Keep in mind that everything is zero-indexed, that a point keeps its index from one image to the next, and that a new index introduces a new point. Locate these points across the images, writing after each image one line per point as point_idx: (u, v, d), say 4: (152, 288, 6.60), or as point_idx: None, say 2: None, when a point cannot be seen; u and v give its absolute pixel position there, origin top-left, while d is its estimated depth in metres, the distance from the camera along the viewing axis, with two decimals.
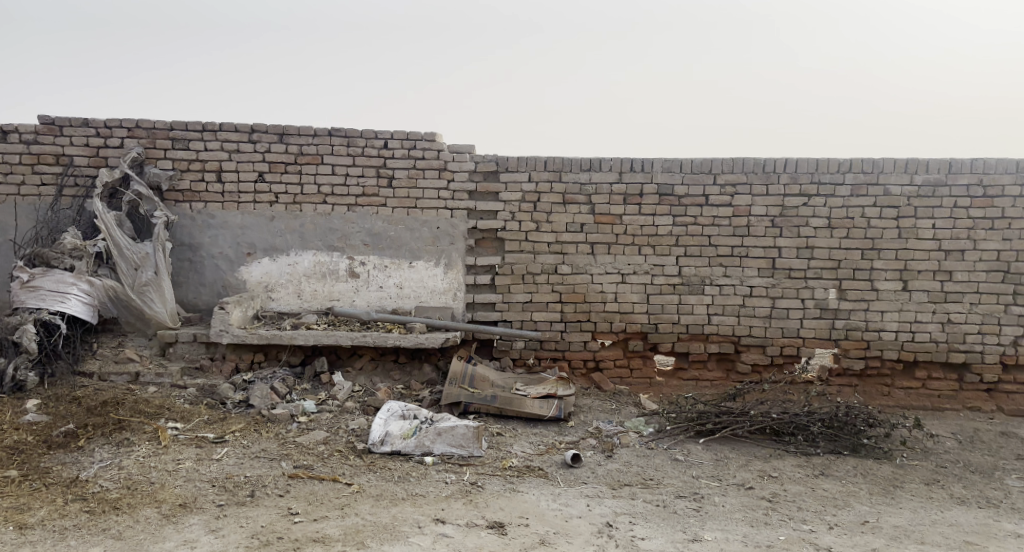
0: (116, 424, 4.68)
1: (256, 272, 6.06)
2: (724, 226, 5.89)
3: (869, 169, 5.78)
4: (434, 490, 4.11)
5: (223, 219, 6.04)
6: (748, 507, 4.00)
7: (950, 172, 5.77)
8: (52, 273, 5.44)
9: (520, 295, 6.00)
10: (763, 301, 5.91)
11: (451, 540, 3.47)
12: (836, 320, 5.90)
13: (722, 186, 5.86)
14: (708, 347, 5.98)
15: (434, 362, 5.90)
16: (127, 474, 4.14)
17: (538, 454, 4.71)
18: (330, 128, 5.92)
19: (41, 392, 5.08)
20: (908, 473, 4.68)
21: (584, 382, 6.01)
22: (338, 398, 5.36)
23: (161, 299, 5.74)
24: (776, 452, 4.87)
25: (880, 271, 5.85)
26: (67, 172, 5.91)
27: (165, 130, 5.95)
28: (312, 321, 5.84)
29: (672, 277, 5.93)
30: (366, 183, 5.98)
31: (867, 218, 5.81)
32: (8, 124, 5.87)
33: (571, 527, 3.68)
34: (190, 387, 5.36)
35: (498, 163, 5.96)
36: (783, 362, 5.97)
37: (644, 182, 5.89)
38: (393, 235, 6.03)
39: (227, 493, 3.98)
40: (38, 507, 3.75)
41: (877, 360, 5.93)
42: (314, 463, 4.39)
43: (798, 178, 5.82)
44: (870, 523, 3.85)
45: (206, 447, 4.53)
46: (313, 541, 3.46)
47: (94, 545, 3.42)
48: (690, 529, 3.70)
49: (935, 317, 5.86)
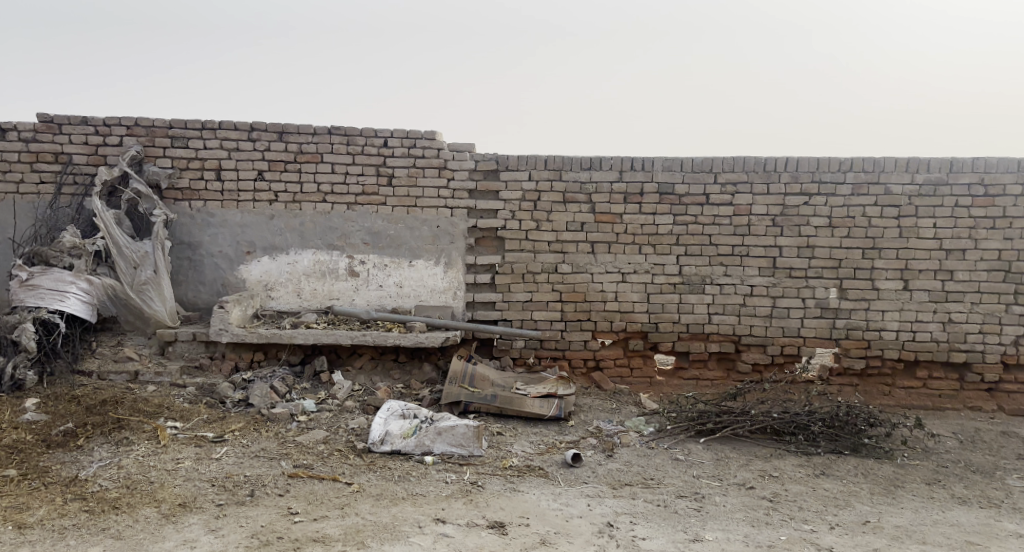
0: (115, 423, 4.67)
1: (256, 271, 6.05)
2: (724, 225, 5.88)
3: (870, 168, 5.77)
4: (434, 489, 4.10)
5: (222, 218, 6.02)
6: (749, 507, 3.99)
7: (951, 171, 5.76)
8: (51, 271, 5.42)
9: (521, 294, 5.99)
10: (763, 300, 5.90)
11: (451, 540, 3.46)
12: (836, 319, 5.89)
13: (722, 185, 5.85)
14: (708, 346, 5.97)
15: (433, 361, 5.89)
16: (127, 473, 4.13)
17: (538, 454, 4.70)
18: (330, 126, 5.91)
19: (40, 391, 5.06)
20: (909, 473, 4.67)
21: (583, 381, 6.00)
22: (338, 397, 5.34)
23: (160, 298, 5.73)
24: (777, 451, 4.87)
25: (881, 270, 5.84)
26: (66, 171, 5.89)
27: (164, 128, 5.93)
28: (312, 320, 5.83)
29: (673, 276, 5.92)
30: (365, 181, 5.97)
31: (867, 217, 5.81)
32: (7, 122, 5.85)
33: (572, 527, 3.67)
34: (189, 386, 5.35)
35: (498, 161, 5.95)
36: (784, 361, 5.97)
37: (644, 181, 5.88)
38: (393, 234, 6.02)
39: (227, 493, 3.97)
40: (37, 506, 3.74)
41: (878, 360, 5.93)
42: (314, 463, 4.38)
43: (799, 177, 5.81)
44: (872, 523, 3.84)
45: (205, 447, 4.52)
46: (313, 541, 3.45)
47: (93, 544, 3.41)
48: (690, 529, 3.69)
49: (936, 316, 5.85)
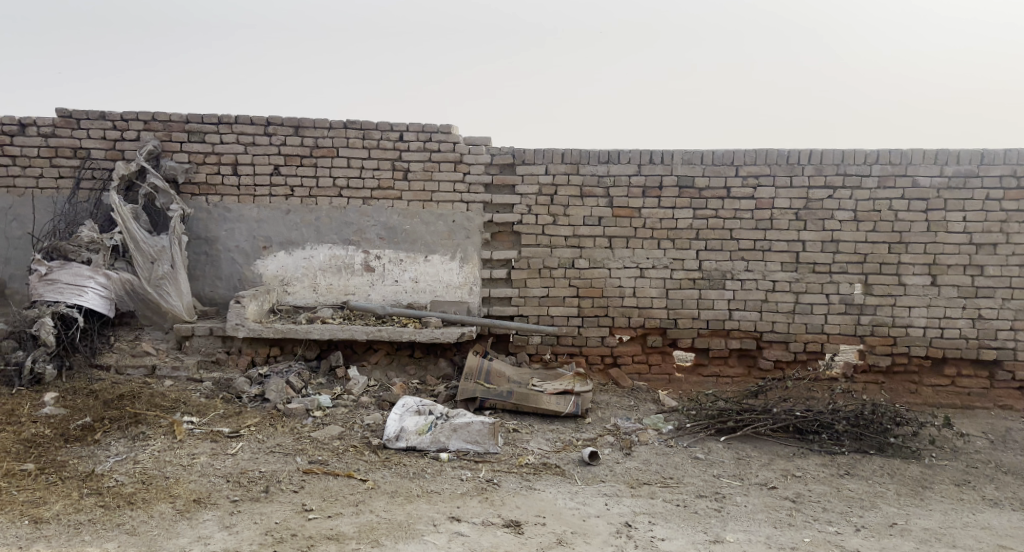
0: (132, 418, 4.68)
1: (272, 266, 6.03)
2: (746, 218, 5.76)
3: (897, 160, 5.63)
4: (450, 487, 4.06)
5: (239, 212, 6.01)
6: (771, 508, 3.89)
7: (983, 163, 5.59)
8: (69, 265, 5.45)
9: (537, 290, 5.92)
10: (786, 296, 5.78)
11: (466, 539, 3.41)
12: (861, 316, 5.76)
13: (744, 177, 5.74)
14: (728, 342, 5.87)
15: (449, 357, 5.85)
16: (143, 468, 4.13)
17: (555, 451, 4.64)
18: (346, 120, 5.86)
19: (59, 385, 5.10)
20: (937, 473, 4.55)
21: (601, 378, 5.92)
22: (353, 392, 5.32)
23: (177, 292, 5.72)
24: (800, 451, 4.76)
25: (908, 266, 5.70)
26: (85, 165, 5.91)
27: (181, 123, 5.93)
28: (328, 315, 5.79)
29: (693, 272, 5.82)
30: (381, 175, 5.93)
31: (894, 211, 5.66)
32: (27, 117, 5.87)
33: (589, 527, 3.60)
34: (206, 381, 5.35)
35: (514, 155, 5.88)
36: (807, 358, 5.84)
37: (663, 174, 5.78)
38: (408, 228, 5.97)
39: (241, 489, 3.95)
40: (53, 501, 3.73)
41: (904, 357, 5.78)
42: (329, 459, 4.35)
43: (824, 169, 5.67)
44: (900, 525, 3.74)
45: (221, 442, 4.51)
46: (327, 538, 3.41)
47: (108, 540, 3.40)
48: (711, 530, 3.60)
49: (966, 313, 5.70)
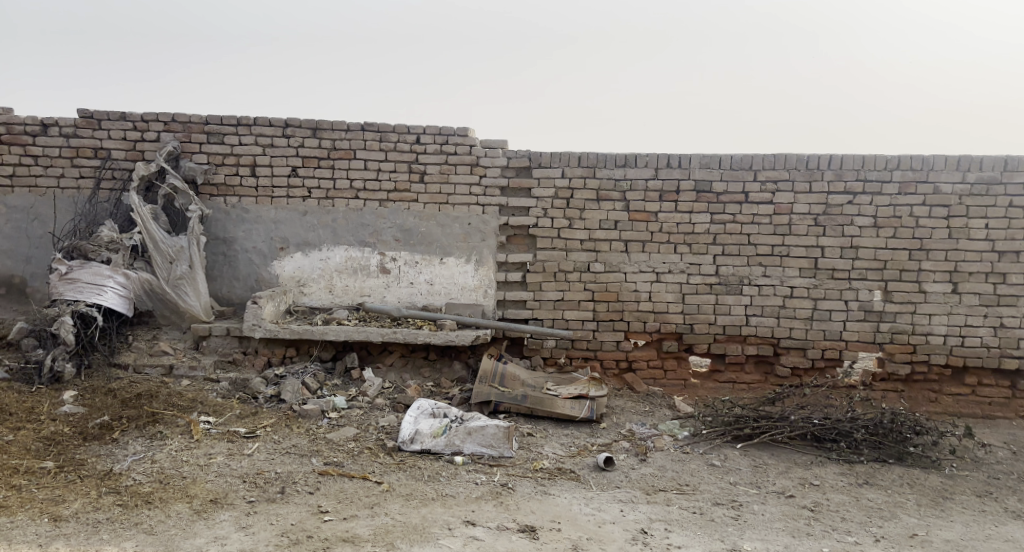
0: (149, 417, 4.71)
1: (288, 267, 6.06)
2: (764, 224, 5.71)
3: (918, 166, 5.58)
4: (464, 490, 4.05)
5: (257, 214, 6.04)
6: (789, 516, 3.86)
7: (1007, 169, 5.53)
8: (89, 265, 5.49)
9: (552, 293, 5.90)
10: (804, 302, 5.73)
11: (481, 543, 3.41)
12: (881, 323, 5.70)
13: (763, 183, 5.70)
14: (745, 348, 5.83)
15: (464, 360, 5.84)
16: (160, 467, 4.15)
17: (570, 456, 4.62)
18: (364, 123, 5.88)
19: (78, 383, 5.14)
20: (958, 484, 4.49)
21: (616, 383, 5.89)
22: (368, 394, 5.34)
23: (195, 292, 5.77)
24: (818, 459, 4.71)
25: (929, 273, 5.64)
26: (105, 166, 5.96)
27: (200, 124, 5.97)
28: (343, 317, 5.80)
29: (709, 277, 5.79)
30: (398, 177, 5.94)
31: (915, 218, 5.60)
32: (49, 118, 5.93)
33: (604, 534, 3.58)
34: (223, 381, 5.37)
35: (531, 158, 5.87)
36: (825, 366, 5.79)
37: (680, 178, 5.75)
38: (424, 230, 5.98)
39: (257, 489, 3.96)
40: (72, 499, 3.77)
41: (924, 366, 5.72)
42: (344, 460, 4.36)
43: (844, 175, 5.62)
44: (920, 536, 3.69)
45: (237, 442, 4.53)
46: (343, 540, 3.42)
47: (127, 540, 3.42)
48: (728, 538, 3.58)
49: (988, 321, 5.64)
